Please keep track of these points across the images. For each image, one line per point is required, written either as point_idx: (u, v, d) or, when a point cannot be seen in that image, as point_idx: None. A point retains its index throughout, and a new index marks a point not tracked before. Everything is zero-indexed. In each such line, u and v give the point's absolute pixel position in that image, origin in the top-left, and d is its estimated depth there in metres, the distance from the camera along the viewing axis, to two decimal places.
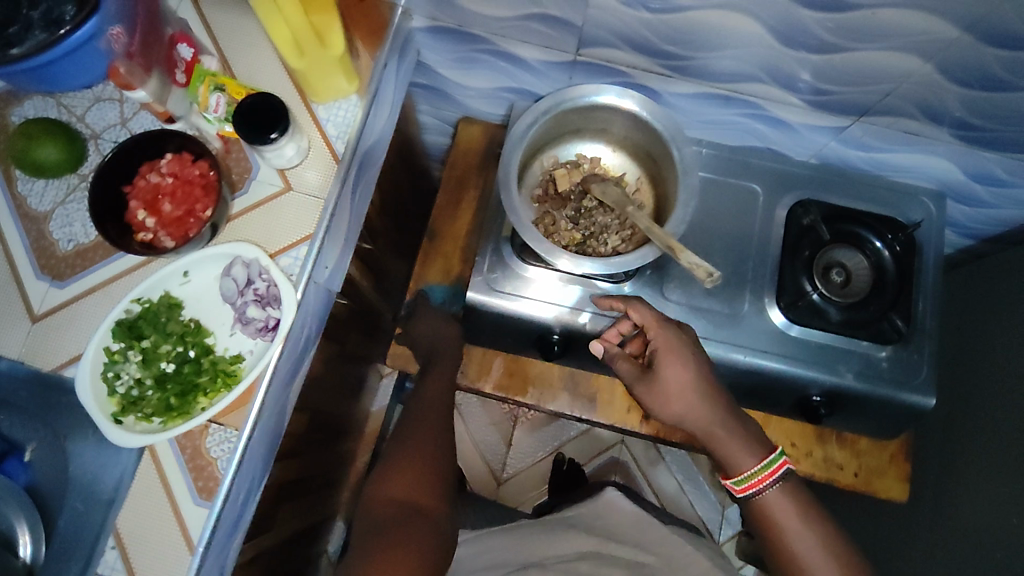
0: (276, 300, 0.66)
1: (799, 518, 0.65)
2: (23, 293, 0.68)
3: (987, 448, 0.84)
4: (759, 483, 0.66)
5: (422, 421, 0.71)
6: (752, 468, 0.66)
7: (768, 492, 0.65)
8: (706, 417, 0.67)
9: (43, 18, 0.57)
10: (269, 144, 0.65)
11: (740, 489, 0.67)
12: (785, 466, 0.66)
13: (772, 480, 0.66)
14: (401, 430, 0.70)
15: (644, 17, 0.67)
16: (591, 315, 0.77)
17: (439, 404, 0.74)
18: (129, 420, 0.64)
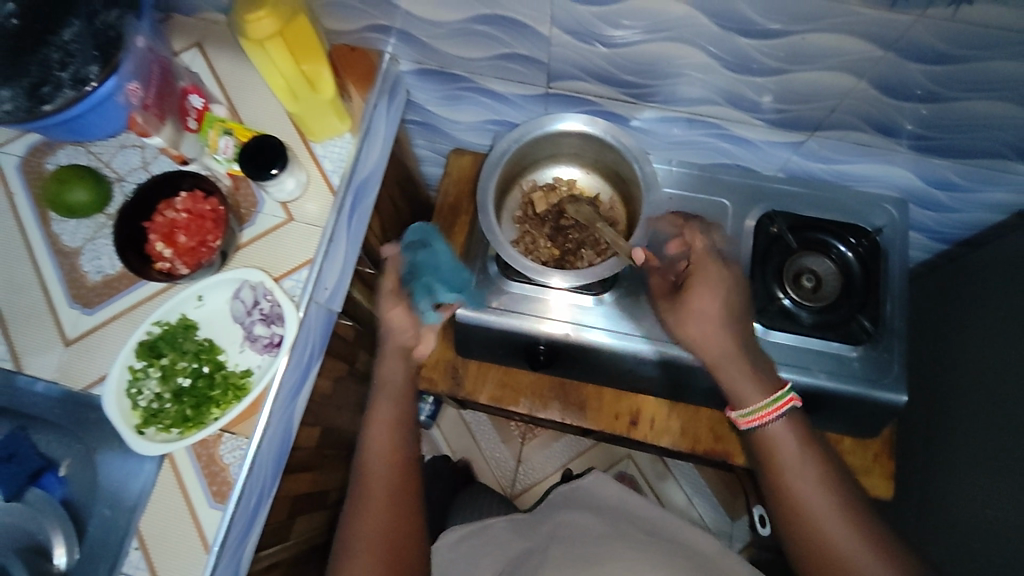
0: (280, 317, 0.74)
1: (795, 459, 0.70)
2: (57, 321, 0.76)
3: (964, 443, 0.88)
4: (766, 416, 0.71)
5: (377, 482, 0.75)
6: (760, 402, 0.71)
7: (772, 424, 0.71)
8: (719, 349, 0.72)
9: (70, 78, 0.67)
10: (270, 179, 0.72)
11: (745, 421, 0.72)
12: (790, 404, 0.71)
13: (777, 415, 0.71)
14: (362, 491, 0.75)
15: (601, 51, 0.74)
16: (585, 330, 0.82)
17: (390, 457, 0.77)
18: (150, 431, 0.71)
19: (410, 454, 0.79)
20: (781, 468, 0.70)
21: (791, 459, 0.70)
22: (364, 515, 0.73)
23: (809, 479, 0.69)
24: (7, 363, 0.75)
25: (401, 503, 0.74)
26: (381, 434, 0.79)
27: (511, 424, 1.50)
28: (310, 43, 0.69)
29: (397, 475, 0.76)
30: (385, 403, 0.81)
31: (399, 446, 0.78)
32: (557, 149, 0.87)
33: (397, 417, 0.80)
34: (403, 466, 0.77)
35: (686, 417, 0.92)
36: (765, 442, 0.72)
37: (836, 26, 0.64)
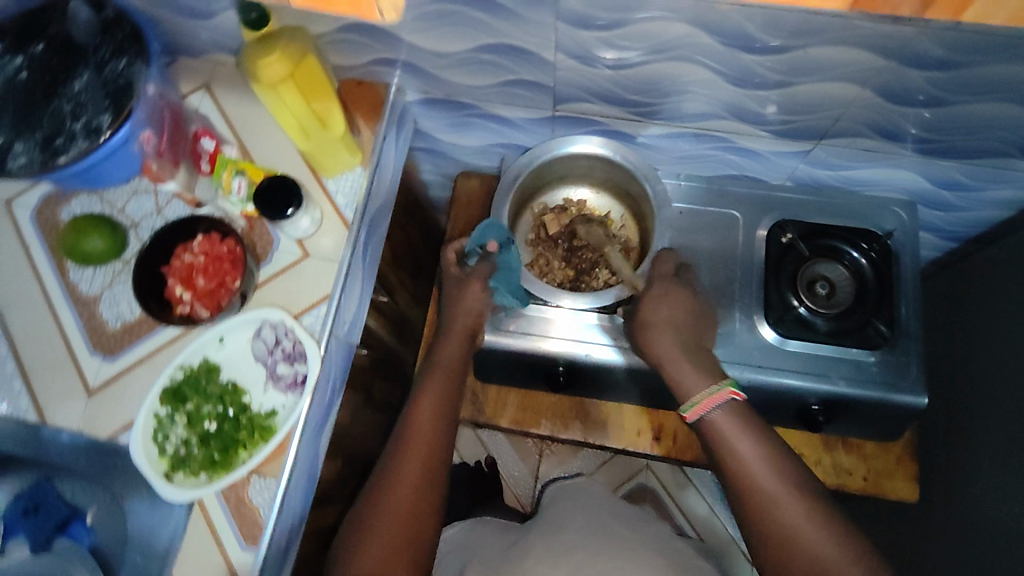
0: (302, 356, 0.74)
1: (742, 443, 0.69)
2: (79, 370, 0.76)
3: (985, 441, 0.87)
4: (702, 407, 0.71)
5: (411, 460, 0.71)
6: (694, 396, 0.72)
7: (712, 414, 0.71)
8: (665, 349, 0.75)
9: (83, 128, 0.67)
10: (287, 219, 0.73)
11: (689, 417, 0.73)
12: (729, 395, 0.72)
13: (714, 406, 0.71)
14: (391, 465, 0.71)
15: (606, 74, 0.75)
16: (593, 347, 0.83)
17: (431, 437, 0.73)
18: (178, 476, 0.71)
19: (447, 440, 0.74)
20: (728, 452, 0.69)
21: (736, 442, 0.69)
22: (392, 492, 0.69)
23: (756, 456, 0.68)
24: (31, 415, 0.75)
25: (429, 487, 0.70)
26: (425, 413, 0.74)
27: (528, 440, 1.50)
28: (319, 82, 0.69)
29: (432, 459, 0.72)
30: (439, 371, 0.78)
31: (441, 428, 0.74)
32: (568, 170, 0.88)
33: (444, 397, 0.76)
34: (438, 449, 0.73)
35: None
36: (707, 431, 0.72)
37: (839, 39, 0.64)
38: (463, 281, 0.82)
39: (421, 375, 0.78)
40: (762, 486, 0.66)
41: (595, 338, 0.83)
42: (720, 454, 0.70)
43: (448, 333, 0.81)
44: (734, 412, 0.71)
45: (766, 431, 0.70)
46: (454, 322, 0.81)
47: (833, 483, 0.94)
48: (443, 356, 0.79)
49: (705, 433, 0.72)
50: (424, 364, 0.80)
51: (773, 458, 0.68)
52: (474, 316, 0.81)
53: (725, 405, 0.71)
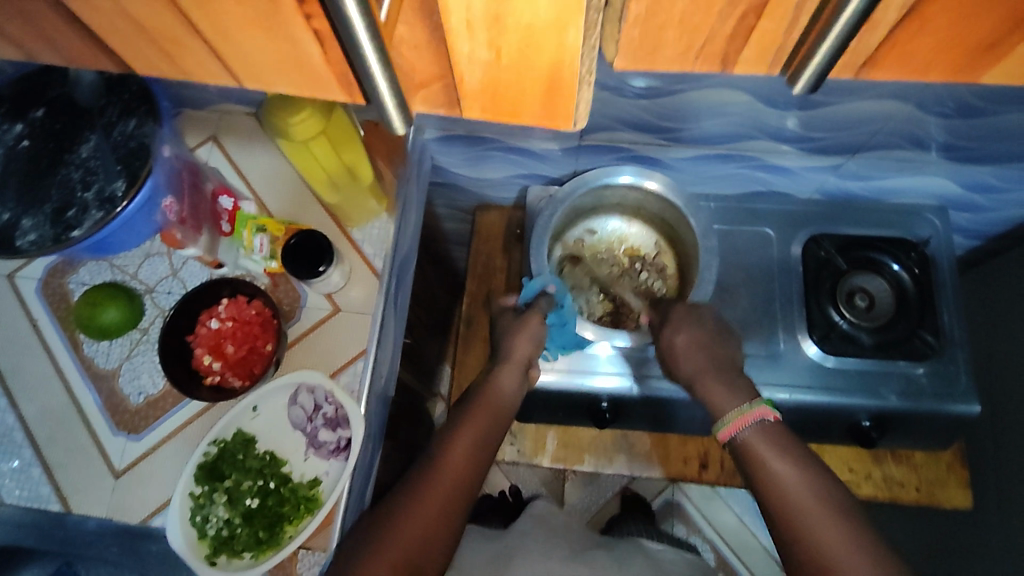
0: (346, 420, 0.69)
1: (780, 459, 0.60)
2: (103, 452, 0.71)
3: None
4: (732, 429, 0.64)
5: (434, 492, 0.62)
6: (728, 414, 0.65)
7: (746, 434, 0.63)
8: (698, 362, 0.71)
9: (96, 197, 0.61)
10: (318, 276, 0.70)
11: (723, 437, 0.66)
12: (766, 415, 0.64)
13: (746, 427, 0.64)
14: (410, 490, 0.63)
15: (640, 103, 0.71)
16: (608, 376, 0.81)
17: (464, 475, 0.65)
18: (222, 559, 0.66)
19: (479, 483, 0.66)
20: (762, 470, 0.60)
21: (772, 459, 0.60)
22: (405, 518, 0.60)
23: (792, 472, 0.59)
24: (55, 505, 0.70)
25: (446, 522, 0.62)
26: (461, 447, 0.66)
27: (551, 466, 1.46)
28: (348, 138, 0.66)
29: (457, 498, 0.63)
30: (484, 404, 0.71)
31: (477, 469, 0.66)
32: (598, 202, 0.87)
33: (488, 435, 0.69)
34: (466, 489, 0.65)
35: None
36: (742, 451, 0.63)
37: None
38: (520, 320, 0.78)
39: (467, 403, 0.72)
40: (800, 505, 0.57)
41: (606, 369, 0.81)
42: (753, 472, 0.61)
43: (504, 361, 0.75)
44: (769, 435, 0.63)
45: (804, 451, 0.61)
46: (511, 353, 0.76)
47: (886, 496, 0.93)
48: (496, 387, 0.73)
49: (739, 452, 0.63)
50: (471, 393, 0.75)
51: (814, 477, 0.59)
52: (535, 344, 0.77)
53: (758, 426, 0.64)
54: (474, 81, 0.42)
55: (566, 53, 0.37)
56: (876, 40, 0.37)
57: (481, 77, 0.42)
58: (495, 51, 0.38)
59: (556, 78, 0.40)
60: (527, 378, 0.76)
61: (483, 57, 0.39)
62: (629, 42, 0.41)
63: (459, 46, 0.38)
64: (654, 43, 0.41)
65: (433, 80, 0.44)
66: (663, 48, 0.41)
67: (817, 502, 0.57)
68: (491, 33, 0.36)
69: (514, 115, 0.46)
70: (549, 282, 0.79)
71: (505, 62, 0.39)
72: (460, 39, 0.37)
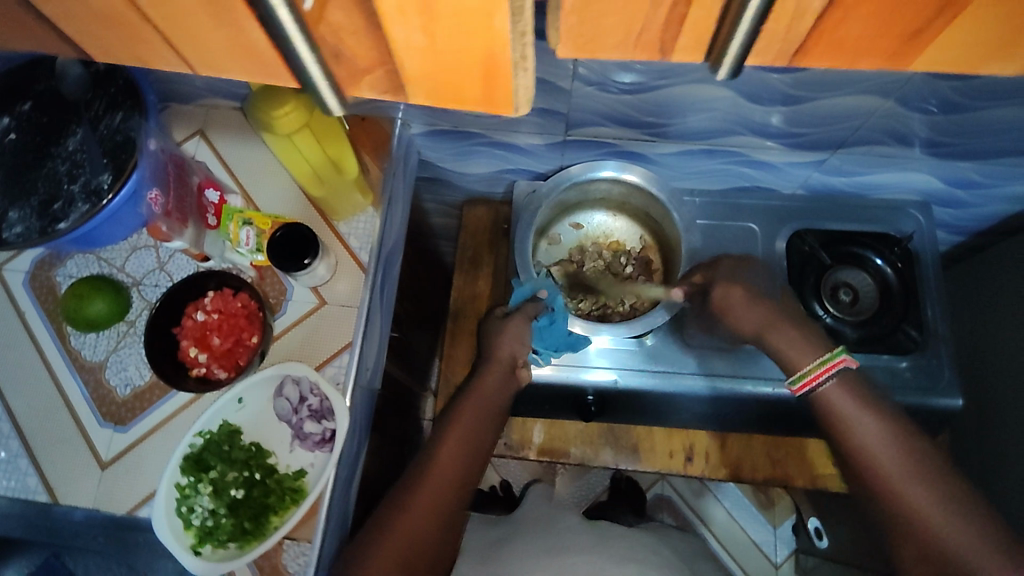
0: (331, 412, 0.69)
1: (861, 416, 0.61)
2: (90, 444, 0.72)
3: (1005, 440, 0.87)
4: (816, 377, 0.64)
5: (428, 493, 0.65)
6: (808, 365, 0.65)
7: (825, 387, 0.63)
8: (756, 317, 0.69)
9: (82, 189, 0.61)
10: (304, 269, 0.70)
11: (798, 389, 0.66)
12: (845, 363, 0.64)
13: (829, 377, 0.63)
14: (404, 492, 0.66)
15: (624, 98, 0.72)
16: (602, 372, 0.83)
17: (456, 475, 0.67)
18: (207, 549, 0.67)
19: (473, 478, 0.69)
20: (845, 428, 0.61)
21: (853, 417, 0.61)
22: (399, 521, 0.63)
23: (874, 430, 0.60)
24: (42, 495, 0.70)
25: (440, 521, 0.65)
26: (453, 447, 0.68)
27: None
28: (332, 131, 0.67)
29: (449, 496, 0.66)
30: (475, 402, 0.72)
31: (470, 468, 0.68)
32: (583, 197, 0.87)
33: (478, 433, 0.70)
34: (459, 485, 0.67)
35: (740, 448, 0.91)
36: (821, 406, 0.64)
37: None
38: (503, 322, 0.78)
39: (458, 399, 0.73)
40: (888, 466, 0.59)
41: (598, 365, 0.83)
42: (834, 429, 0.62)
43: (489, 363, 0.76)
44: (850, 386, 0.63)
45: (888, 406, 0.61)
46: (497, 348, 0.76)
47: None
48: (483, 386, 0.74)
49: (816, 406, 0.64)
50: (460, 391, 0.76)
51: (901, 434, 0.59)
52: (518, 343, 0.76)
53: (841, 377, 0.63)
54: (415, 68, 0.31)
55: (504, 35, 0.28)
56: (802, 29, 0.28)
57: (422, 64, 0.31)
58: (430, 34, 0.28)
59: (499, 58, 0.29)
60: (513, 378, 0.76)
61: (417, 42, 0.29)
62: (567, 30, 0.29)
63: (386, 28, 0.28)
64: (593, 25, 0.28)
65: (369, 65, 0.31)
66: (602, 38, 0.29)
67: (907, 461, 0.58)
68: (423, 6, 0.26)
69: (460, 97, 0.34)
70: (541, 289, 0.79)
71: (443, 47, 0.29)
72: (388, 20, 0.28)
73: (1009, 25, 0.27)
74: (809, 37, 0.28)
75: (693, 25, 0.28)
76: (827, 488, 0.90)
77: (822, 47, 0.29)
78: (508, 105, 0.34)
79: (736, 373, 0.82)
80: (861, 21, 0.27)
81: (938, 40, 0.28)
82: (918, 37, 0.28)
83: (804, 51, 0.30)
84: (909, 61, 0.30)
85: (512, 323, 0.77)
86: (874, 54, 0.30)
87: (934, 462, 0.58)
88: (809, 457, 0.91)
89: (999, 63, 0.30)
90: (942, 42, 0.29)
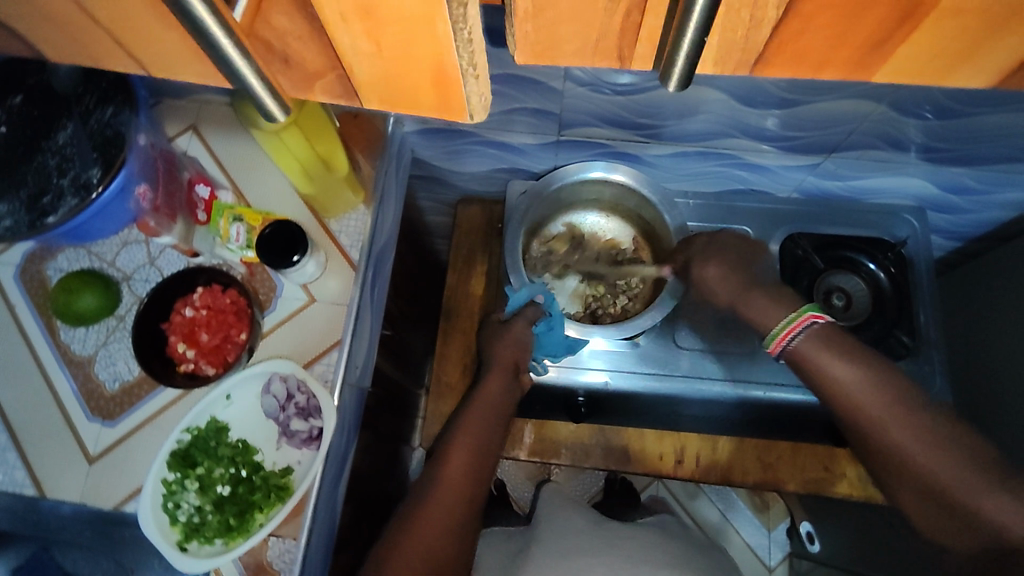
0: (318, 410, 0.69)
1: (838, 361, 0.61)
2: (77, 438, 0.72)
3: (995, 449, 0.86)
4: (786, 336, 0.65)
5: (436, 507, 0.63)
6: (778, 324, 0.66)
7: (796, 342, 0.64)
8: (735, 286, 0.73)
9: (72, 183, 0.60)
10: (293, 266, 0.70)
11: (774, 348, 0.67)
12: (810, 319, 0.64)
13: (797, 332, 0.64)
14: (415, 507, 0.64)
15: (616, 99, 0.71)
16: (601, 373, 0.83)
17: (465, 487, 0.66)
18: (193, 545, 0.66)
19: (483, 487, 0.68)
20: (826, 379, 0.61)
21: (831, 366, 0.61)
22: (412, 535, 0.62)
23: (851, 372, 0.60)
24: (29, 489, 0.70)
25: (456, 531, 0.63)
26: (460, 457, 0.67)
27: None
28: (324, 131, 0.67)
29: (460, 509, 0.64)
30: (478, 413, 0.71)
31: (479, 478, 0.67)
32: (576, 197, 0.87)
33: (485, 441, 0.69)
34: (471, 498, 0.66)
35: (731, 450, 0.90)
36: (799, 359, 0.64)
37: None
38: (503, 328, 0.80)
39: (461, 411, 0.72)
40: (864, 406, 0.59)
41: (595, 366, 0.83)
42: (814, 379, 0.63)
43: (492, 367, 0.77)
44: (821, 336, 0.63)
45: (860, 350, 0.61)
46: (497, 356, 0.77)
47: (860, 495, 0.89)
48: (483, 393, 0.73)
49: (795, 359, 0.64)
50: (462, 402, 0.75)
51: (873, 375, 0.59)
52: (514, 346, 0.78)
53: (809, 330, 0.64)
54: (366, 73, 0.31)
55: (449, 42, 0.28)
56: (763, 40, 0.28)
57: (371, 69, 0.31)
58: (375, 40, 0.28)
59: (447, 69, 0.30)
60: (517, 384, 0.77)
61: (363, 48, 0.29)
62: (523, 36, 0.29)
63: (331, 32, 0.28)
64: (547, 32, 0.29)
65: (320, 70, 0.32)
66: (561, 44, 0.30)
67: (880, 396, 0.58)
68: (364, 12, 0.27)
69: (413, 103, 0.33)
70: (537, 292, 0.80)
71: (390, 53, 0.29)
72: (332, 28, 0.28)
73: (970, 35, 0.27)
74: (769, 46, 0.28)
75: (648, 32, 0.28)
76: (820, 493, 0.89)
77: (783, 57, 0.29)
78: (463, 113, 0.33)
79: (724, 377, 0.82)
80: (820, 30, 0.28)
81: (898, 53, 0.29)
82: (879, 49, 0.29)
83: (765, 61, 0.30)
84: (873, 74, 0.30)
85: (515, 330, 0.79)
86: (836, 64, 0.30)
87: (909, 396, 0.58)
88: (799, 460, 0.90)
89: (967, 76, 0.30)
90: (904, 55, 0.29)
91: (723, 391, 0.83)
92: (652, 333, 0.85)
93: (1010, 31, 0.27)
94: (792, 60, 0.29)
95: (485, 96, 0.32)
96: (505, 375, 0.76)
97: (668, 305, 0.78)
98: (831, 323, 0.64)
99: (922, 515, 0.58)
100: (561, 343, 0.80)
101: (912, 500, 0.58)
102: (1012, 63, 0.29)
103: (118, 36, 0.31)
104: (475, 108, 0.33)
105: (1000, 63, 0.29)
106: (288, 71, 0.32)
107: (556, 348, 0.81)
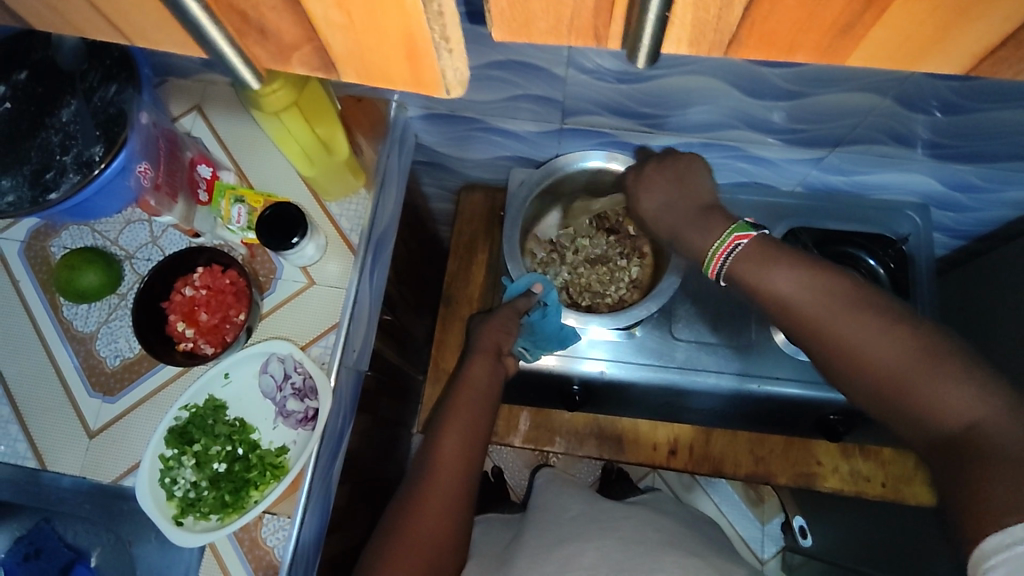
0: (314, 391, 0.71)
1: (775, 263, 0.54)
2: (79, 412, 0.73)
3: None
4: (718, 261, 0.58)
5: (435, 489, 0.64)
6: (710, 249, 0.60)
7: (729, 264, 0.57)
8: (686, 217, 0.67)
9: (74, 161, 0.59)
10: (291, 248, 0.71)
11: (712, 273, 0.60)
12: (739, 240, 0.57)
13: (729, 254, 0.58)
14: (416, 487, 0.65)
15: (619, 87, 0.71)
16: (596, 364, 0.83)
17: (461, 468, 0.66)
18: (189, 520, 0.68)
19: (478, 468, 0.68)
20: (771, 292, 0.54)
21: (770, 272, 0.54)
22: (417, 515, 0.63)
23: (794, 275, 0.53)
24: (31, 461, 0.72)
25: (457, 502, 0.65)
26: (454, 441, 0.67)
27: None
28: (321, 106, 0.66)
29: (460, 488, 0.65)
30: (470, 399, 0.71)
31: (472, 459, 0.67)
32: (576, 185, 0.87)
33: (475, 423, 0.70)
34: (467, 475, 0.66)
35: (724, 443, 0.90)
36: (737, 277, 0.57)
37: None
38: (494, 312, 0.80)
39: (449, 394, 0.73)
40: (815, 315, 0.51)
41: (593, 356, 0.83)
42: (755, 294, 0.55)
43: (475, 354, 0.76)
44: (760, 249, 0.56)
45: (801, 253, 0.55)
46: (484, 337, 0.78)
47: (851, 491, 0.89)
48: (472, 376, 0.73)
49: (735, 277, 0.57)
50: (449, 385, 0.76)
51: (815, 275, 0.52)
52: (505, 330, 0.78)
53: (741, 249, 0.57)
54: (345, 47, 0.31)
55: (419, 16, 0.28)
56: (734, 19, 0.28)
57: (346, 42, 0.31)
58: (347, 10, 0.28)
59: (419, 38, 0.30)
60: (500, 365, 0.77)
61: (336, 19, 0.29)
62: (499, 13, 0.29)
63: (305, 3, 0.29)
64: (522, 7, 0.29)
65: (297, 42, 0.31)
66: (535, 21, 0.30)
67: (843, 300, 0.51)
68: None
69: (388, 77, 0.33)
70: (536, 282, 0.81)
71: (363, 25, 0.29)
72: None
73: (939, 18, 0.27)
74: (741, 28, 0.29)
75: (620, 9, 0.28)
76: (809, 486, 0.89)
77: (756, 38, 0.29)
78: (438, 87, 0.34)
79: (719, 371, 0.82)
80: (789, 13, 0.28)
81: (869, 36, 0.29)
82: (849, 31, 0.28)
83: (738, 42, 0.30)
84: (846, 58, 0.30)
85: (502, 315, 0.79)
86: (805, 48, 0.30)
87: (860, 292, 0.51)
88: (791, 454, 0.90)
89: (939, 63, 0.30)
90: (874, 38, 0.29)
91: (720, 383, 0.82)
92: (649, 323, 0.85)
93: (978, 14, 0.27)
94: (761, 40, 0.29)
95: (465, 69, 0.33)
96: (491, 358, 0.76)
97: (659, 303, 0.78)
98: (761, 237, 0.57)
99: (902, 429, 0.49)
100: (557, 333, 0.81)
101: (877, 405, 0.50)
102: (982, 48, 0.29)
103: (98, 5, 0.32)
104: (451, 82, 0.33)
105: (971, 51, 0.29)
106: (264, 41, 0.32)
107: (555, 339, 0.81)
